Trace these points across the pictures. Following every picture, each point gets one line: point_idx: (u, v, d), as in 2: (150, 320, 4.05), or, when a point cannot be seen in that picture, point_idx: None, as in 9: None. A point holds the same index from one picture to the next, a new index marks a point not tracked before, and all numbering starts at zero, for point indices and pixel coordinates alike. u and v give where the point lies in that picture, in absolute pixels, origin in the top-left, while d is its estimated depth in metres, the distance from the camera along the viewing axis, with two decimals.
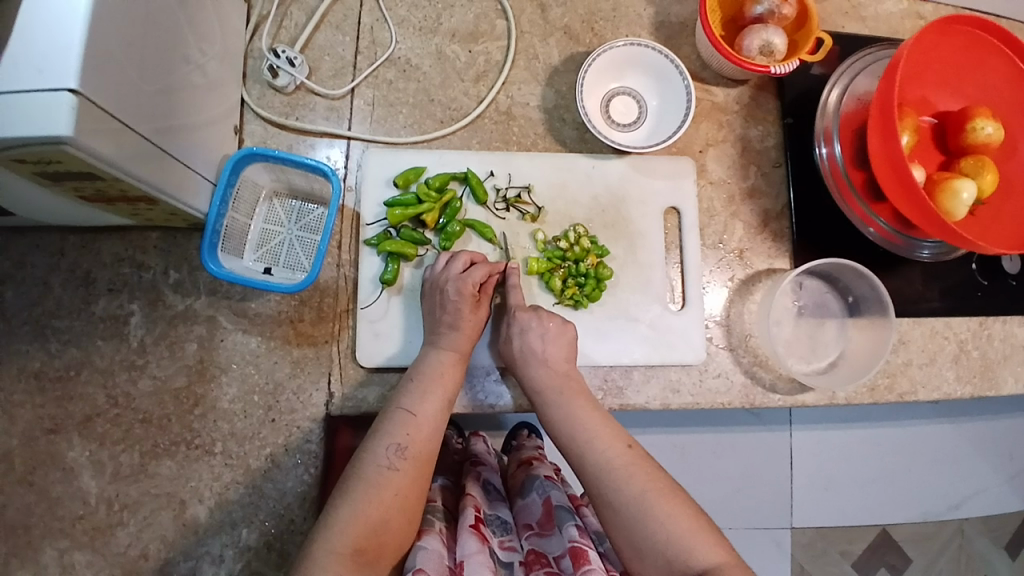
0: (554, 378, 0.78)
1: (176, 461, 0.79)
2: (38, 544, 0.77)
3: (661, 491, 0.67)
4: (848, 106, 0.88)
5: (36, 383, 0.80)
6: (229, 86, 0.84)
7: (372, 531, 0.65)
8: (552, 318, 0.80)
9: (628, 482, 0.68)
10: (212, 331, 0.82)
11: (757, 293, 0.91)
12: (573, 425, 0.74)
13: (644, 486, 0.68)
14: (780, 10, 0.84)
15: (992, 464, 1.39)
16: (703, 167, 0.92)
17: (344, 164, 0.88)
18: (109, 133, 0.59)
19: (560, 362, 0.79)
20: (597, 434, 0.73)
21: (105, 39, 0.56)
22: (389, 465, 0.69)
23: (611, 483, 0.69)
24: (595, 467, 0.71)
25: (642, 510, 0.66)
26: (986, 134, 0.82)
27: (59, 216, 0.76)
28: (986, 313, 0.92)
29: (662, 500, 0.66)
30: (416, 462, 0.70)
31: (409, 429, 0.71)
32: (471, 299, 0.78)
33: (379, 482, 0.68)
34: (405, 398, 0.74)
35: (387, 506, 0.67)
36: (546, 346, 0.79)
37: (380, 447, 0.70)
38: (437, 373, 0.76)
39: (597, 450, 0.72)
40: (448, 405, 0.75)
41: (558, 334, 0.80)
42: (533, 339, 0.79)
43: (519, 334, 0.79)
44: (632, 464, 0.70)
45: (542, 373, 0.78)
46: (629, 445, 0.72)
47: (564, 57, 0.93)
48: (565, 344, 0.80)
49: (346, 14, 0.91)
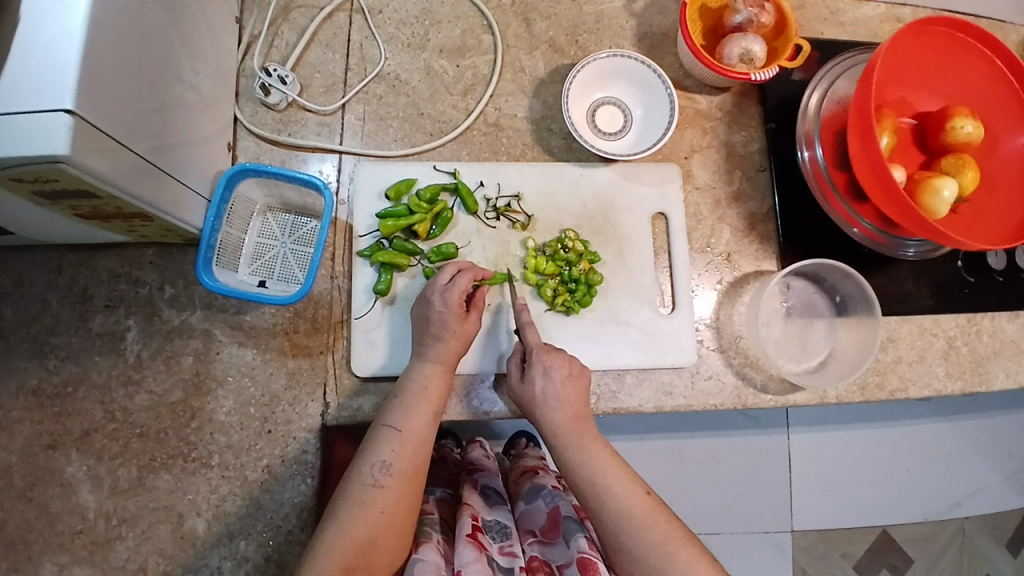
0: (571, 424, 0.77)
1: (173, 474, 0.80)
2: (37, 560, 0.77)
3: (680, 539, 0.69)
4: (828, 109, 0.90)
5: (34, 400, 0.81)
6: (222, 104, 0.86)
7: (359, 551, 0.66)
8: (573, 361, 0.80)
9: (649, 530, 0.69)
10: (208, 344, 0.83)
11: (745, 295, 0.92)
12: (592, 469, 0.74)
13: (665, 535, 0.69)
14: (758, 18, 0.86)
15: (990, 463, 1.39)
16: (689, 173, 0.94)
17: (336, 178, 0.90)
18: (105, 152, 0.60)
19: (576, 407, 0.78)
20: (616, 480, 0.73)
21: (99, 59, 0.58)
22: (372, 484, 0.70)
23: (633, 530, 0.69)
24: (615, 511, 0.71)
25: (665, 558, 0.67)
26: (966, 132, 0.84)
27: (56, 234, 0.78)
28: (972, 310, 0.93)
29: (683, 548, 0.68)
30: (401, 478, 0.71)
31: (393, 446, 0.72)
32: (458, 310, 0.79)
33: (364, 500, 0.69)
34: (391, 415, 0.74)
35: (373, 525, 0.67)
36: (565, 390, 0.78)
37: (365, 466, 0.71)
38: (423, 388, 0.76)
39: (618, 497, 0.72)
40: (434, 419, 0.75)
41: (574, 378, 0.79)
42: (556, 382, 0.78)
43: (543, 376, 0.78)
44: (652, 510, 0.71)
45: (559, 418, 0.77)
46: (647, 492, 0.73)
47: (550, 69, 0.95)
48: (581, 390, 0.79)
49: (336, 31, 0.93)
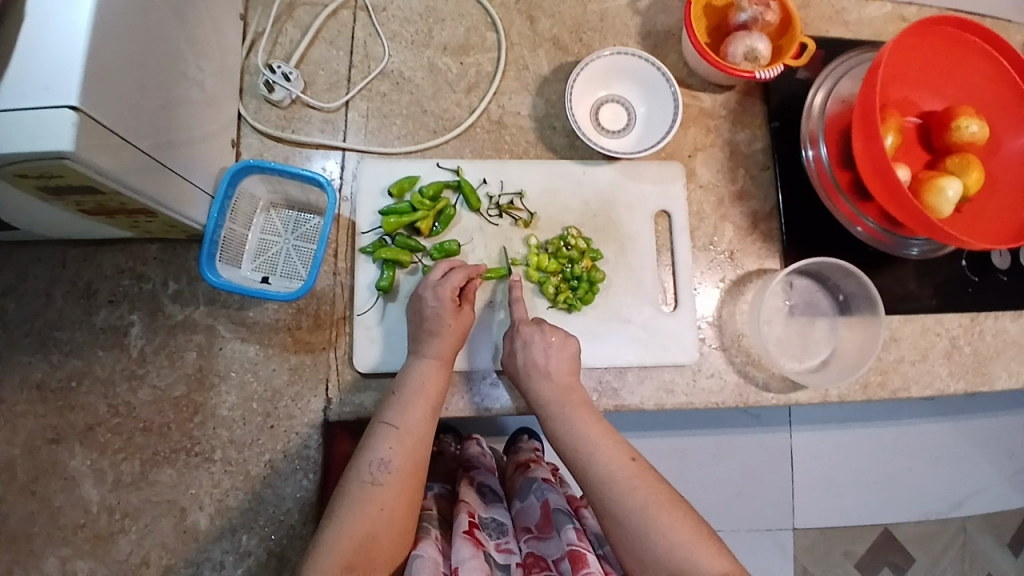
0: (558, 391, 0.78)
1: (176, 469, 0.80)
2: (40, 553, 0.78)
3: (663, 503, 0.68)
4: (832, 108, 0.90)
5: (38, 394, 0.81)
6: (226, 101, 0.86)
7: (361, 547, 0.66)
8: (555, 331, 0.80)
9: (630, 494, 0.69)
10: (211, 339, 0.84)
11: (747, 293, 0.92)
12: (576, 438, 0.75)
13: (647, 500, 0.68)
14: (763, 16, 0.86)
15: (993, 464, 1.39)
16: (692, 171, 0.94)
17: (340, 175, 0.90)
18: (110, 148, 0.60)
19: (563, 375, 0.79)
20: (600, 445, 0.73)
21: (104, 56, 0.58)
22: (371, 481, 0.70)
23: (615, 495, 0.69)
24: (597, 477, 0.71)
25: (645, 522, 0.67)
26: (971, 132, 0.83)
27: (61, 229, 0.78)
28: (976, 310, 0.93)
29: (665, 513, 0.67)
30: (401, 474, 0.71)
31: (391, 443, 0.72)
32: (452, 304, 0.79)
33: (364, 498, 0.69)
34: (388, 412, 0.75)
35: (373, 521, 0.67)
36: (549, 358, 0.78)
37: (363, 463, 0.71)
38: (421, 385, 0.76)
39: (600, 463, 0.72)
40: (431, 416, 0.76)
41: (563, 346, 0.80)
42: (536, 353, 0.78)
43: (523, 348, 0.79)
44: (635, 475, 0.71)
45: (544, 386, 0.78)
46: (631, 458, 0.73)
47: (554, 67, 0.95)
48: (568, 357, 0.80)
49: (340, 29, 0.93)
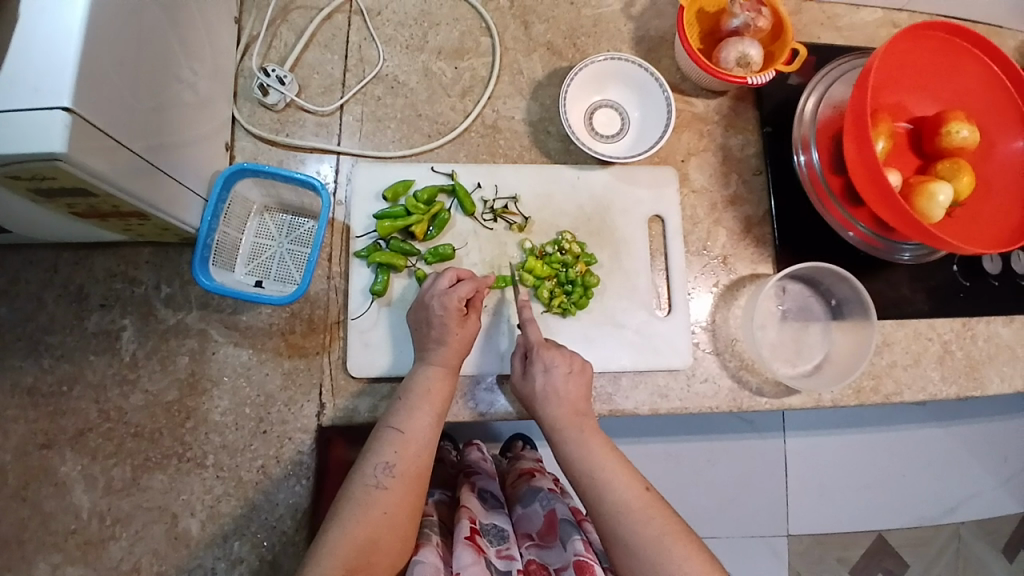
0: (571, 418, 0.78)
1: (168, 474, 0.80)
2: (30, 560, 0.77)
3: (677, 534, 0.68)
4: (824, 113, 0.90)
5: (29, 398, 0.80)
6: (219, 104, 0.86)
7: (360, 553, 0.66)
8: (574, 357, 0.80)
9: (647, 524, 0.69)
10: (203, 344, 0.83)
11: (741, 297, 0.92)
12: (591, 464, 0.74)
13: (662, 529, 0.69)
14: (755, 22, 0.86)
15: (985, 468, 1.39)
16: (686, 176, 0.94)
17: (334, 179, 0.90)
18: (103, 150, 0.60)
19: (578, 401, 0.79)
20: (615, 474, 0.73)
21: (98, 57, 0.58)
22: (376, 485, 0.70)
23: (632, 523, 0.69)
24: (612, 506, 0.71)
25: (662, 554, 0.67)
26: (962, 137, 0.84)
27: (52, 232, 0.78)
28: (968, 314, 0.93)
29: (679, 543, 0.68)
30: (405, 480, 0.71)
31: (397, 447, 0.72)
32: (458, 313, 0.78)
33: (367, 501, 0.69)
34: (395, 417, 0.75)
35: (375, 525, 0.67)
36: (566, 385, 0.79)
37: (369, 467, 0.71)
38: (425, 389, 0.76)
39: (615, 491, 0.72)
40: (436, 421, 0.75)
41: (575, 375, 0.79)
42: (557, 378, 0.78)
43: (543, 373, 0.78)
44: (650, 505, 0.71)
45: (558, 412, 0.78)
46: (646, 487, 0.73)
47: (548, 72, 0.96)
48: (584, 384, 0.80)
49: (334, 33, 0.93)
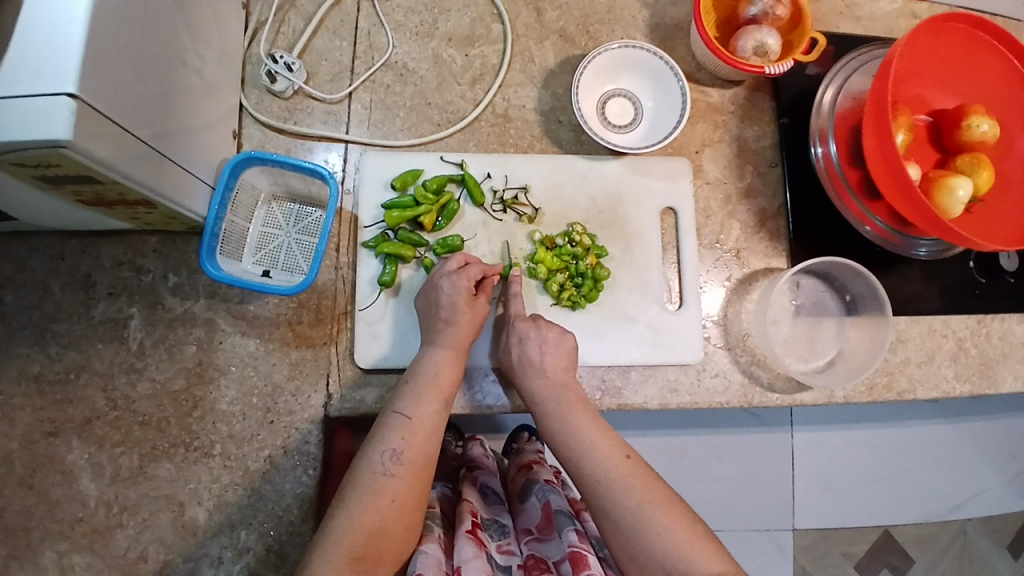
0: (553, 388, 0.77)
1: (175, 463, 0.80)
2: (37, 547, 0.77)
3: (659, 502, 0.68)
4: (843, 104, 0.88)
5: (36, 386, 0.80)
6: (226, 91, 0.84)
7: (370, 537, 0.65)
8: (552, 327, 0.80)
9: (626, 492, 0.68)
10: (210, 333, 0.83)
11: (754, 292, 0.91)
12: (572, 437, 0.74)
13: (642, 498, 0.68)
14: (773, 10, 0.84)
15: (992, 465, 1.38)
16: (699, 167, 0.93)
17: (342, 168, 0.88)
18: (108, 137, 0.59)
19: (558, 371, 0.78)
20: (595, 443, 0.73)
21: (103, 42, 0.57)
22: (383, 472, 0.69)
23: (612, 493, 0.69)
24: (593, 476, 0.71)
25: (642, 528, 0.66)
26: (982, 131, 0.82)
27: (58, 219, 0.77)
28: (983, 311, 0.92)
29: (660, 512, 0.67)
30: (412, 467, 0.70)
31: (404, 434, 0.71)
32: (467, 293, 0.79)
33: (374, 489, 0.68)
34: (400, 402, 0.74)
35: (383, 513, 0.66)
36: (544, 355, 0.78)
37: (375, 454, 0.70)
38: (435, 375, 0.76)
39: (595, 461, 0.72)
40: (444, 407, 0.75)
41: (557, 343, 0.79)
42: (532, 348, 0.78)
43: (518, 343, 0.79)
44: (629, 473, 0.70)
45: (539, 383, 0.77)
46: (627, 455, 0.72)
47: (560, 59, 0.94)
48: (565, 354, 0.79)
49: (343, 19, 0.92)
